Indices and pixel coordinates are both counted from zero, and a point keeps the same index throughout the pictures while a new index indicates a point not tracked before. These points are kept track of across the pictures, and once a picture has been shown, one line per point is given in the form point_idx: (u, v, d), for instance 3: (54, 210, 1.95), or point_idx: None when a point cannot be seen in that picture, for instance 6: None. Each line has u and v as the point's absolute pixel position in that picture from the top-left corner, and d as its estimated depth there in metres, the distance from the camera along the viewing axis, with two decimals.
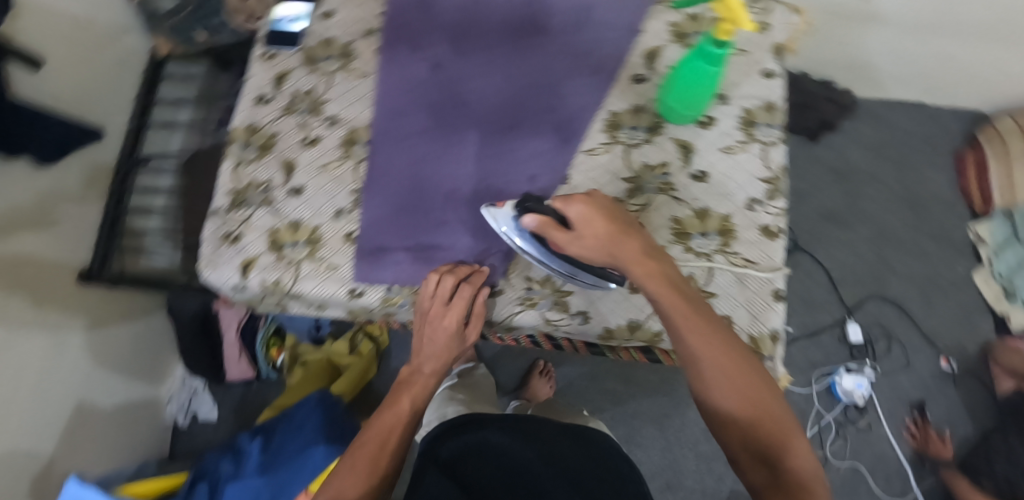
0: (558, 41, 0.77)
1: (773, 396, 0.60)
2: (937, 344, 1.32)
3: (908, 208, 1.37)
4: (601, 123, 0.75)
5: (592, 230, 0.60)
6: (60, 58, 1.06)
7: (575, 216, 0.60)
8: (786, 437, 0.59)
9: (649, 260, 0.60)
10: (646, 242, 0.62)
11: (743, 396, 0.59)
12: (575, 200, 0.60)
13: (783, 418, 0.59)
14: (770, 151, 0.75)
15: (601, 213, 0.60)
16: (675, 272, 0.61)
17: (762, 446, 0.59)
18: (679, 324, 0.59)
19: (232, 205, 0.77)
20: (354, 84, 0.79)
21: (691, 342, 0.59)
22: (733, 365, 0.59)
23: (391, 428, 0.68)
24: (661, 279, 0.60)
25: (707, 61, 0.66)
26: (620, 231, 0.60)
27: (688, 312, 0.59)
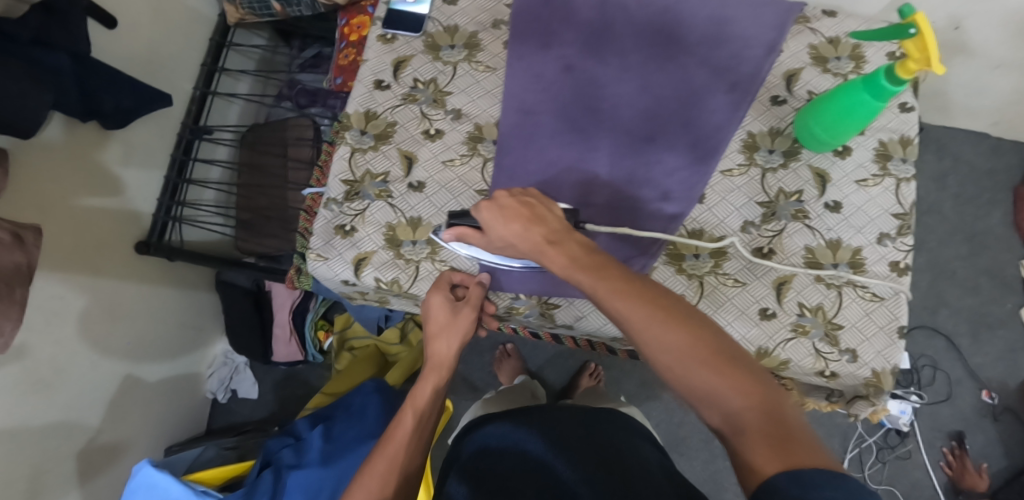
0: (697, 53, 0.74)
1: (720, 343, 0.48)
2: (980, 377, 1.32)
3: (964, 241, 1.38)
4: (738, 144, 0.74)
5: (500, 226, 0.59)
6: (132, 16, 1.01)
7: (484, 215, 0.60)
8: (749, 388, 0.45)
9: (558, 244, 0.57)
10: (550, 225, 0.58)
11: (707, 367, 0.46)
12: (478, 205, 0.61)
13: (738, 365, 0.46)
14: (903, 187, 0.73)
15: (510, 207, 0.59)
16: (582, 245, 0.56)
17: (721, 406, 0.45)
18: (607, 298, 0.51)
19: (346, 196, 0.74)
20: (479, 77, 0.76)
21: (604, 305, 0.51)
22: (657, 315, 0.49)
23: (398, 439, 0.66)
24: (565, 256, 0.56)
25: (872, 93, 0.62)
26: (522, 218, 0.59)
27: (616, 284, 0.51)
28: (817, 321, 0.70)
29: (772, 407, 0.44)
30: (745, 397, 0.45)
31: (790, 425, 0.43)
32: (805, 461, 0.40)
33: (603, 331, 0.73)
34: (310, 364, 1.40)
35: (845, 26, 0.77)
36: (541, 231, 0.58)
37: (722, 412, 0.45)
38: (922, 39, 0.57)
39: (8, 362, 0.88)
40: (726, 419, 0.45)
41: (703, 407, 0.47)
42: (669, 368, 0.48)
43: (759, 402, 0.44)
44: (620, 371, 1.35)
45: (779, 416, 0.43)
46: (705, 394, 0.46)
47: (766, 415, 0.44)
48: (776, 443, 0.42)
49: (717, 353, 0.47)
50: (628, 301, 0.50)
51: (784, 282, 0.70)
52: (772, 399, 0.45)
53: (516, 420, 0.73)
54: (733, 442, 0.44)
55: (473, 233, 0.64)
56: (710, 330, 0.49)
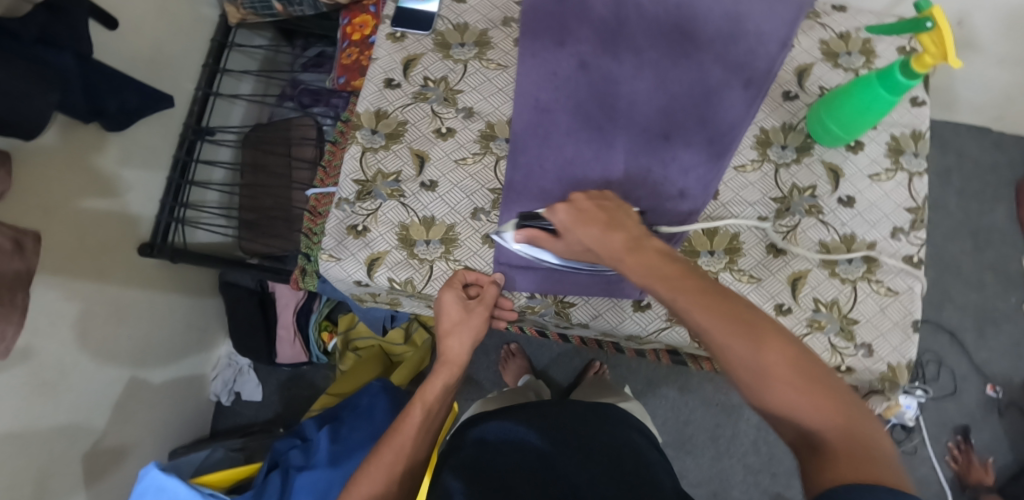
0: (711, 50, 0.73)
1: (803, 359, 0.46)
2: (985, 372, 1.32)
3: (968, 236, 1.38)
4: (751, 139, 0.75)
5: (578, 229, 0.60)
6: (135, 17, 1.00)
7: (561, 217, 0.61)
8: (831, 407, 0.44)
9: (637, 250, 0.55)
10: (628, 230, 0.58)
11: (792, 386, 0.45)
12: (556, 206, 0.62)
13: (820, 383, 0.45)
14: (916, 181, 0.73)
15: (590, 212, 0.60)
16: (660, 252, 0.55)
17: (797, 422, 0.44)
18: (686, 309, 0.49)
19: (358, 196, 0.74)
20: (490, 76, 0.77)
21: (681, 313, 0.49)
22: (739, 327, 0.47)
23: (407, 436, 0.65)
24: (643, 263, 0.54)
25: (888, 88, 0.62)
26: (599, 223, 0.59)
27: (696, 296, 0.49)
28: (833, 316, 0.70)
29: (852, 427, 0.43)
30: (824, 416, 0.44)
31: (870, 447, 0.42)
32: (884, 483, 0.39)
33: (619, 329, 0.73)
34: (315, 366, 1.39)
35: (857, 21, 0.78)
36: (621, 236, 0.57)
37: (797, 428, 0.45)
38: (940, 32, 0.56)
39: (13, 366, 0.87)
40: (802, 435, 0.44)
41: (777, 420, 0.46)
42: (746, 383, 0.46)
43: (839, 422, 0.43)
44: (627, 370, 1.35)
45: (858, 438, 0.43)
46: (782, 410, 0.45)
47: (846, 436, 0.43)
48: (854, 466, 0.41)
49: (798, 368, 0.45)
50: (708, 310, 0.48)
51: (799, 277, 0.71)
52: (852, 419, 0.44)
53: (520, 415, 0.71)
54: (810, 458, 0.43)
55: (546, 237, 0.64)
56: (794, 344, 0.47)
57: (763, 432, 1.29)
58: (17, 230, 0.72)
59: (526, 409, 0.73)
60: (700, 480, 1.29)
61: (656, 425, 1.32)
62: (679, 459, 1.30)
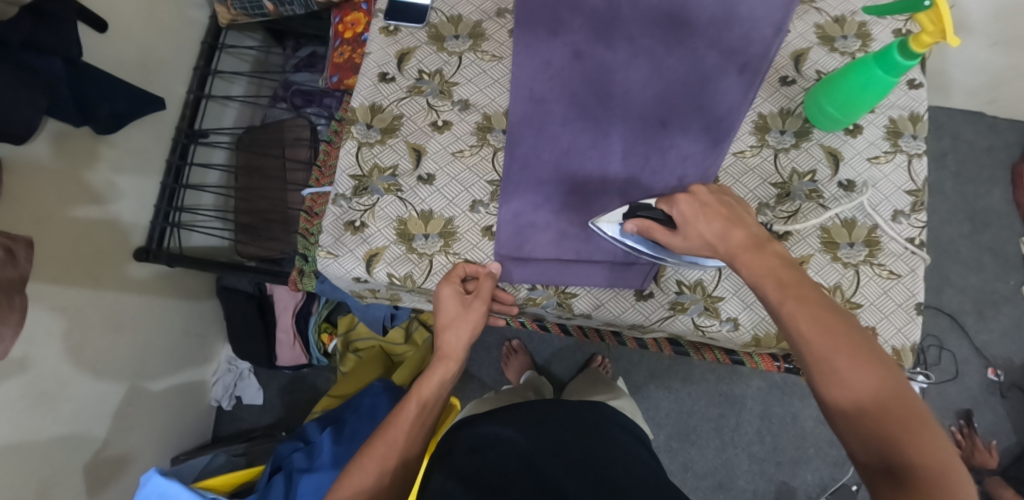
0: (706, 36, 0.72)
1: (909, 394, 0.45)
2: (986, 355, 1.33)
3: (966, 220, 1.38)
4: (750, 125, 0.74)
5: (700, 222, 0.57)
6: (124, 20, 0.99)
7: (681, 207, 0.59)
8: (930, 447, 0.42)
9: (756, 250, 0.54)
10: (749, 228, 0.56)
11: (887, 417, 0.44)
12: (676, 197, 0.59)
13: (923, 421, 0.44)
14: (915, 163, 0.73)
15: (709, 206, 0.58)
16: (783, 257, 0.53)
17: (887, 453, 0.43)
18: (795, 319, 0.49)
19: (355, 192, 0.73)
20: (485, 67, 0.76)
21: (790, 321, 0.49)
22: (852, 349, 0.46)
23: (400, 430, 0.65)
24: (760, 264, 0.53)
25: (887, 69, 0.62)
26: (721, 217, 0.57)
27: (810, 310, 0.48)
28: (836, 301, 0.70)
29: (949, 470, 0.42)
30: (921, 453, 0.42)
31: (960, 493, 0.41)
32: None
33: (620, 319, 0.73)
34: (316, 368, 1.38)
35: (851, 3, 0.77)
36: (740, 233, 0.55)
37: (884, 458, 0.43)
38: (938, 10, 0.56)
39: (11, 375, 0.86)
40: (886, 465, 0.43)
41: (862, 445, 0.45)
42: (844, 403, 0.46)
43: (936, 462, 0.42)
44: (629, 363, 1.34)
45: (952, 481, 0.41)
46: (874, 439, 0.44)
47: (937, 476, 0.42)
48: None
49: (902, 401, 0.44)
50: (817, 324, 0.48)
51: (801, 262, 0.70)
52: (950, 464, 0.42)
53: (508, 416, 0.73)
54: (887, 486, 0.43)
55: (662, 230, 0.60)
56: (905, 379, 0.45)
57: (767, 421, 1.29)
58: (8, 238, 0.71)
59: (513, 410, 0.74)
60: (705, 471, 1.29)
61: (660, 416, 1.31)
62: (684, 450, 1.29)
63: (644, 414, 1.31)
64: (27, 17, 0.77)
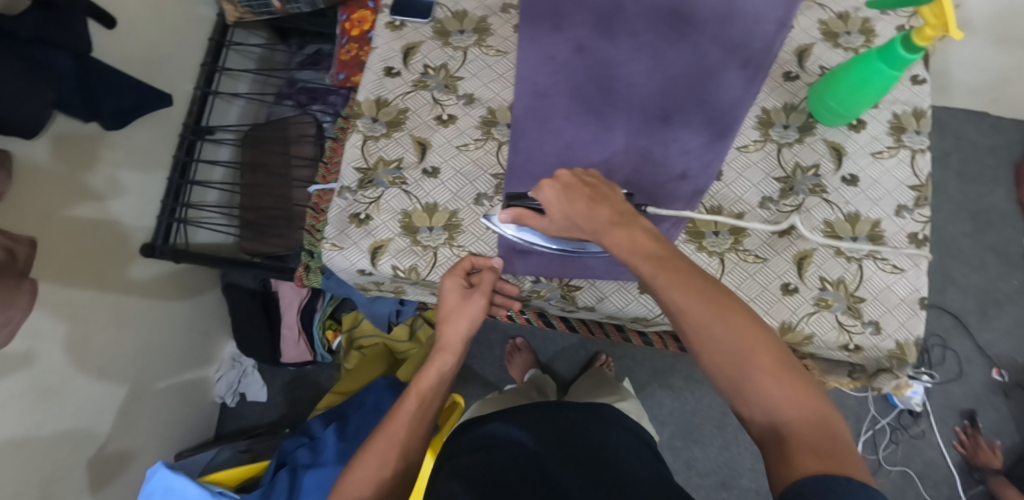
0: (708, 32, 0.73)
1: (776, 351, 0.47)
2: (989, 355, 1.32)
3: (969, 220, 1.38)
4: (753, 120, 0.75)
5: (565, 204, 0.59)
6: (131, 18, 1.00)
7: (547, 194, 0.60)
8: (803, 398, 0.45)
9: (624, 227, 0.56)
10: (616, 206, 0.58)
11: (763, 375, 0.46)
12: (540, 184, 0.61)
13: (792, 376, 0.46)
14: (918, 158, 0.73)
15: (574, 187, 0.59)
16: (648, 232, 0.56)
17: (770, 413, 0.45)
18: (668, 290, 0.51)
19: (360, 184, 0.73)
20: (490, 62, 0.77)
21: (663, 293, 0.51)
22: (720, 314, 0.48)
23: (400, 428, 0.65)
24: (629, 241, 0.55)
25: (889, 63, 0.62)
26: (587, 197, 0.59)
27: (681, 279, 0.51)
28: (839, 294, 0.70)
29: (822, 419, 0.44)
30: (797, 407, 0.45)
31: (838, 443, 0.43)
32: (845, 474, 0.40)
33: (624, 312, 0.73)
34: (319, 366, 1.38)
35: (855, 0, 0.78)
36: (606, 211, 0.58)
37: (768, 418, 0.45)
38: (941, 5, 0.56)
39: (16, 370, 0.86)
40: (772, 426, 0.45)
41: (747, 410, 0.47)
42: (722, 370, 0.48)
43: (810, 413, 0.44)
44: (632, 361, 1.34)
45: (827, 429, 0.44)
46: (754, 400, 0.46)
47: (815, 429, 0.44)
48: (820, 459, 0.42)
49: (772, 358, 0.47)
50: (687, 292, 0.50)
51: (804, 257, 0.71)
52: (825, 413, 0.45)
53: (512, 417, 0.73)
54: (775, 447, 0.44)
55: (532, 216, 0.63)
56: (774, 337, 0.48)
57: None
58: (9, 238, 0.73)
59: (514, 412, 0.76)
60: (708, 469, 1.28)
61: (663, 414, 1.31)
62: (687, 448, 1.29)
63: (647, 412, 1.31)
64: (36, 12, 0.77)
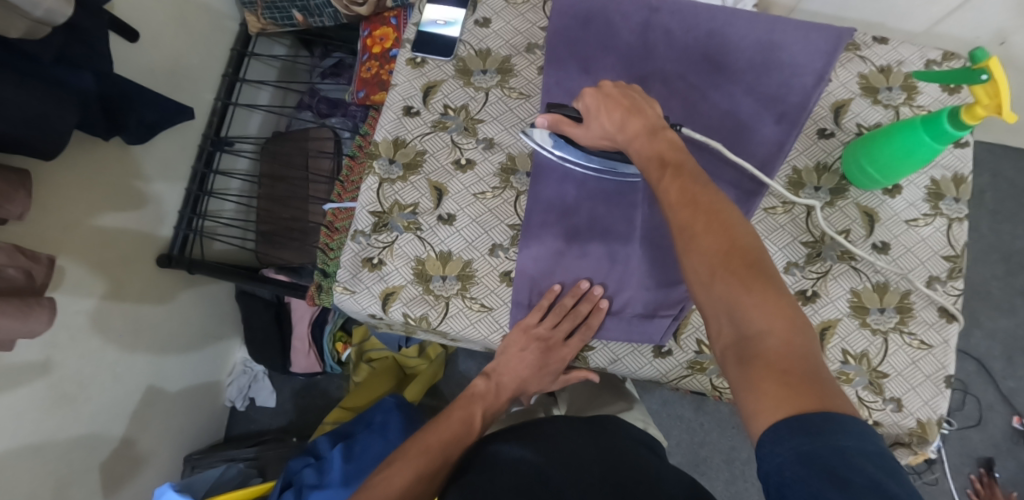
0: (741, 82, 0.72)
1: (758, 257, 0.48)
2: (1013, 403, 1.28)
3: (1000, 260, 1.33)
4: (783, 179, 0.72)
5: (602, 114, 0.61)
6: (153, 29, 0.99)
7: (587, 101, 0.63)
8: (776, 310, 0.45)
9: (650, 137, 0.58)
10: (648, 116, 0.59)
11: (735, 281, 0.47)
12: (584, 91, 0.63)
13: (770, 283, 0.46)
14: (955, 228, 0.69)
15: (612, 98, 0.61)
16: (673, 144, 0.57)
17: (741, 324, 0.46)
18: (666, 194, 0.53)
19: (374, 228, 0.73)
20: (512, 105, 0.76)
21: (662, 199, 0.54)
22: (709, 218, 0.50)
23: (455, 437, 0.74)
24: (649, 149, 0.57)
25: (933, 135, 0.59)
26: (622, 109, 0.60)
27: (678, 185, 0.53)
28: (862, 368, 0.67)
29: (793, 338, 0.44)
30: (768, 317, 0.45)
31: (807, 363, 0.43)
32: (821, 409, 0.40)
33: (637, 374, 0.72)
34: (329, 375, 1.39)
35: (898, 54, 0.74)
36: (638, 122, 0.59)
37: (738, 329, 0.46)
38: (996, 84, 0.53)
39: (34, 378, 0.88)
40: (741, 338, 0.46)
41: (718, 322, 0.48)
42: (700, 275, 0.49)
43: (780, 328, 0.45)
44: (642, 389, 1.33)
45: (797, 349, 0.44)
46: (726, 306, 0.47)
47: (785, 346, 0.44)
48: (786, 382, 0.42)
49: (750, 265, 0.47)
50: (681, 197, 0.52)
51: (828, 326, 0.68)
52: (799, 330, 0.45)
53: (523, 435, 0.70)
54: (742, 359, 0.45)
55: (569, 124, 0.65)
56: (762, 248, 0.49)
57: None
58: (29, 261, 0.74)
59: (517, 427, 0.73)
60: None
61: (670, 445, 1.30)
62: None
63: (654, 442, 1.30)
64: (61, 34, 0.75)
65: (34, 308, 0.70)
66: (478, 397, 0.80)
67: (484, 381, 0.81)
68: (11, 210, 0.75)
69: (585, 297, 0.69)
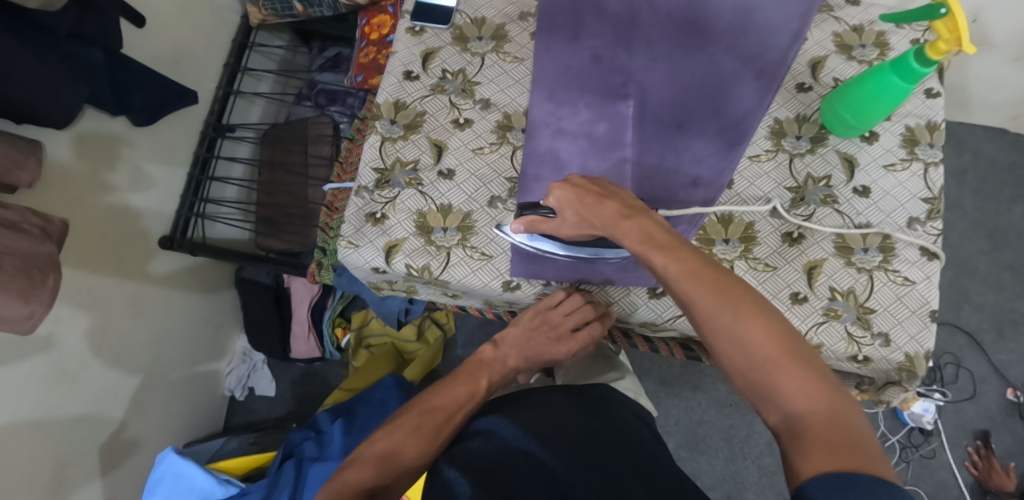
0: (723, 43, 0.74)
1: (789, 340, 0.48)
2: (1006, 375, 1.30)
3: (986, 237, 1.37)
4: (765, 130, 0.76)
5: (576, 204, 0.61)
6: (159, 17, 1.03)
7: (557, 195, 0.63)
8: (815, 390, 0.45)
9: (631, 218, 0.57)
10: (621, 199, 0.60)
11: (772, 370, 0.47)
12: (551, 186, 0.64)
13: (806, 366, 0.47)
14: (932, 172, 0.73)
15: (581, 187, 0.62)
16: (658, 223, 0.57)
17: (783, 406, 0.46)
18: (680, 283, 0.52)
19: (377, 185, 0.76)
20: (506, 68, 0.80)
21: (674, 285, 0.52)
22: (732, 305, 0.49)
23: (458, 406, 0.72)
24: (639, 235, 0.56)
25: (903, 76, 0.62)
26: (595, 195, 0.60)
27: (691, 271, 0.52)
28: (849, 305, 0.70)
29: (835, 413, 0.44)
30: (810, 398, 0.45)
31: (851, 431, 0.43)
32: (863, 471, 0.41)
33: (634, 316, 0.77)
34: (328, 363, 1.40)
35: (869, 14, 0.79)
36: (615, 206, 0.59)
37: (782, 411, 0.46)
38: (953, 18, 0.56)
39: (36, 352, 0.89)
40: (786, 420, 0.46)
41: (762, 405, 0.48)
42: (736, 362, 0.49)
43: (823, 408, 0.44)
44: (640, 369, 1.34)
45: (841, 424, 0.44)
46: (767, 392, 0.47)
47: (830, 422, 0.44)
48: (832, 451, 0.42)
49: (781, 349, 0.47)
50: (695, 282, 0.51)
51: (815, 266, 0.71)
52: (839, 404, 0.45)
53: (515, 408, 0.68)
54: (790, 442, 0.45)
55: (544, 222, 0.66)
56: (790, 328, 0.48)
57: None
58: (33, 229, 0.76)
59: (509, 401, 0.71)
60: (713, 481, 1.27)
61: (669, 424, 1.31)
62: (692, 460, 1.29)
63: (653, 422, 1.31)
64: (74, 8, 0.78)
65: (34, 288, 0.67)
66: (485, 363, 0.79)
67: (493, 348, 0.81)
68: (22, 177, 0.77)
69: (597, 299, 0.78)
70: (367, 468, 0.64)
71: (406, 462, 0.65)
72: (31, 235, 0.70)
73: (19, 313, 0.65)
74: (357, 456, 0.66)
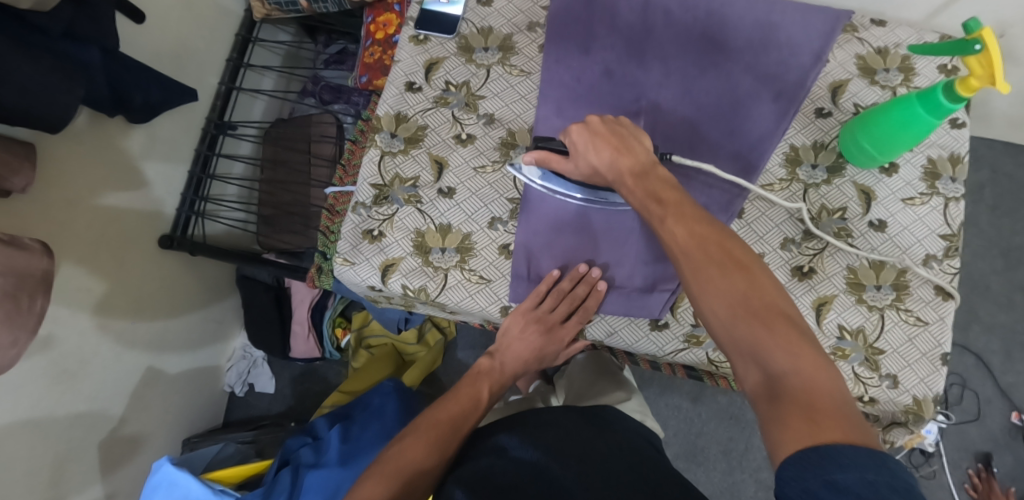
0: (740, 60, 0.72)
1: (776, 299, 0.47)
2: (1012, 398, 1.28)
3: (1000, 255, 1.33)
4: (781, 156, 0.73)
5: (590, 151, 0.61)
6: (159, 11, 1.00)
7: (575, 138, 0.62)
8: (800, 349, 0.44)
9: (640, 176, 0.57)
10: (635, 155, 0.58)
11: (755, 324, 0.46)
12: (571, 127, 0.62)
13: (792, 325, 0.45)
14: (952, 207, 0.70)
15: (600, 134, 0.60)
16: (666, 181, 0.56)
17: (766, 365, 0.44)
18: (676, 235, 0.52)
19: (375, 201, 0.74)
20: (513, 81, 0.77)
21: (669, 239, 0.52)
22: (723, 259, 0.49)
23: (463, 416, 0.73)
24: (643, 189, 0.56)
25: (930, 109, 0.59)
26: (611, 146, 0.59)
27: (688, 223, 0.52)
28: (857, 345, 0.68)
29: (818, 377, 0.43)
30: (793, 359, 0.43)
31: (835, 398, 0.41)
32: (847, 441, 0.39)
33: (634, 348, 0.73)
34: (328, 361, 1.39)
35: (896, 36, 0.75)
36: (627, 162, 0.58)
37: (763, 370, 0.44)
38: (988, 54, 0.53)
39: (34, 354, 0.88)
40: (766, 379, 0.44)
41: (741, 363, 0.46)
42: (719, 316, 0.48)
43: (807, 370, 0.43)
44: (640, 379, 1.33)
45: (824, 387, 0.42)
46: (751, 350, 0.45)
47: (812, 384, 0.42)
48: (815, 420, 0.40)
49: (768, 306, 0.46)
50: (690, 236, 0.51)
51: (824, 302, 0.69)
52: (823, 368, 0.43)
53: (521, 426, 0.68)
54: (768, 405, 0.43)
55: (556, 160, 0.64)
56: (777, 288, 0.48)
57: None
58: None
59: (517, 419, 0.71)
60: (710, 493, 1.27)
61: (668, 434, 1.30)
62: (690, 471, 1.28)
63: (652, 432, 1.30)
64: (69, 8, 0.75)
65: (22, 308, 0.66)
66: (483, 374, 0.80)
67: (488, 359, 0.81)
68: (16, 182, 0.76)
69: (585, 277, 0.70)
70: (379, 484, 0.63)
71: (416, 475, 0.64)
72: (31, 251, 0.69)
73: (7, 334, 0.64)
74: (369, 474, 0.65)
